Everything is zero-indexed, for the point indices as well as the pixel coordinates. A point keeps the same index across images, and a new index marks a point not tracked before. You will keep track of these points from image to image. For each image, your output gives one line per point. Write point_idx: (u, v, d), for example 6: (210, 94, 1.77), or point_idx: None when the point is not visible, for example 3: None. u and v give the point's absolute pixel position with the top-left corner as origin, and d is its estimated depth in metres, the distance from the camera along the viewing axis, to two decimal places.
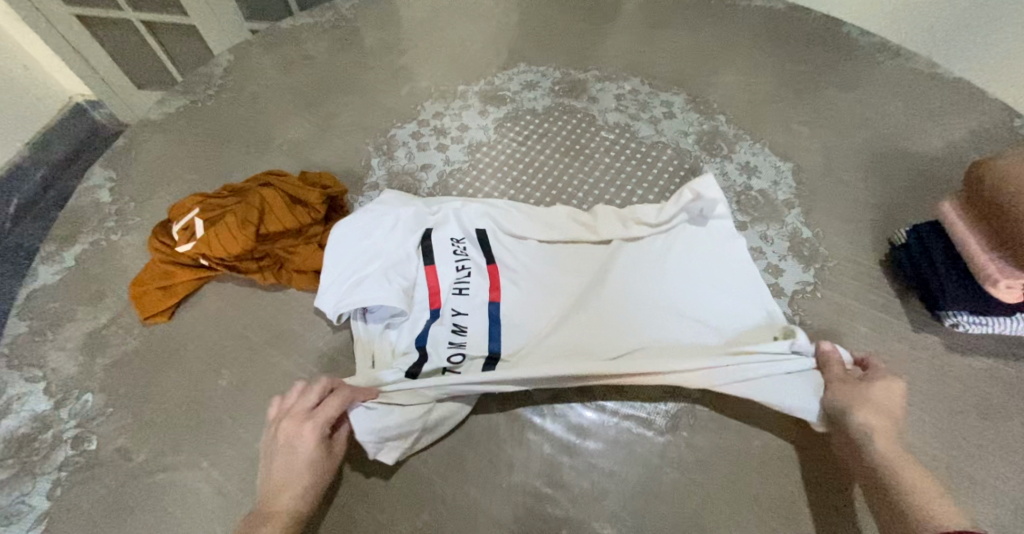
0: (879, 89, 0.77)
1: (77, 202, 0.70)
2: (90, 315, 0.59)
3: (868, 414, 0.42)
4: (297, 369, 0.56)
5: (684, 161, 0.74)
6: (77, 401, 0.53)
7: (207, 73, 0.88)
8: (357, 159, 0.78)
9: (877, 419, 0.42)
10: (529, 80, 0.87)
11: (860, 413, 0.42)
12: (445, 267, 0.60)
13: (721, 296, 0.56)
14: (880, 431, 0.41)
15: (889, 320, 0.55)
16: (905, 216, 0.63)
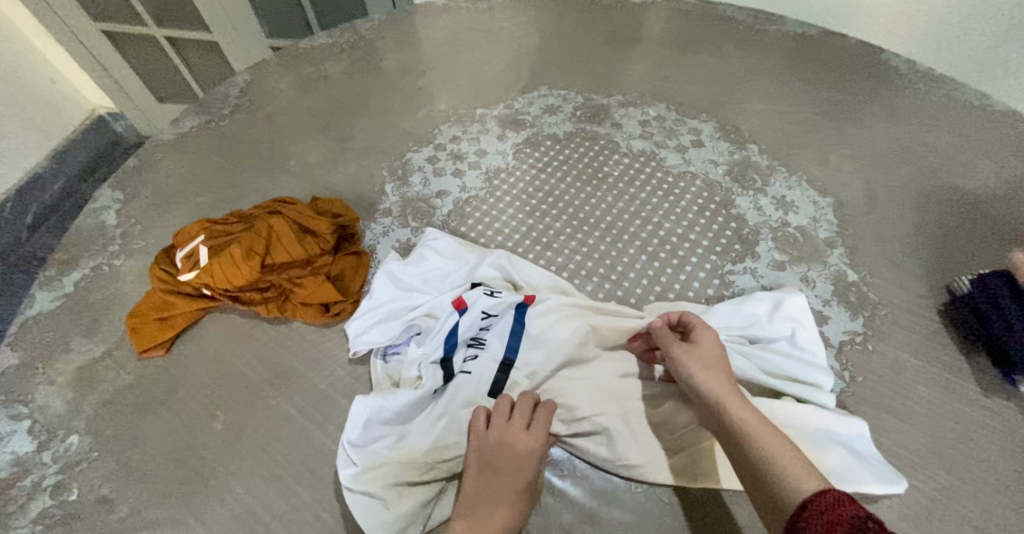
0: (925, 120, 0.72)
1: (82, 224, 0.68)
2: (86, 347, 0.57)
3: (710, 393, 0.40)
4: (296, 413, 0.52)
5: (714, 194, 0.70)
6: (61, 443, 0.49)
7: (223, 92, 0.87)
8: (371, 184, 0.75)
9: (710, 390, 0.40)
10: (550, 105, 0.84)
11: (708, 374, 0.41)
12: (471, 312, 0.54)
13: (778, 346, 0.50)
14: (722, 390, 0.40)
15: (951, 380, 0.49)
16: (962, 261, 0.58)
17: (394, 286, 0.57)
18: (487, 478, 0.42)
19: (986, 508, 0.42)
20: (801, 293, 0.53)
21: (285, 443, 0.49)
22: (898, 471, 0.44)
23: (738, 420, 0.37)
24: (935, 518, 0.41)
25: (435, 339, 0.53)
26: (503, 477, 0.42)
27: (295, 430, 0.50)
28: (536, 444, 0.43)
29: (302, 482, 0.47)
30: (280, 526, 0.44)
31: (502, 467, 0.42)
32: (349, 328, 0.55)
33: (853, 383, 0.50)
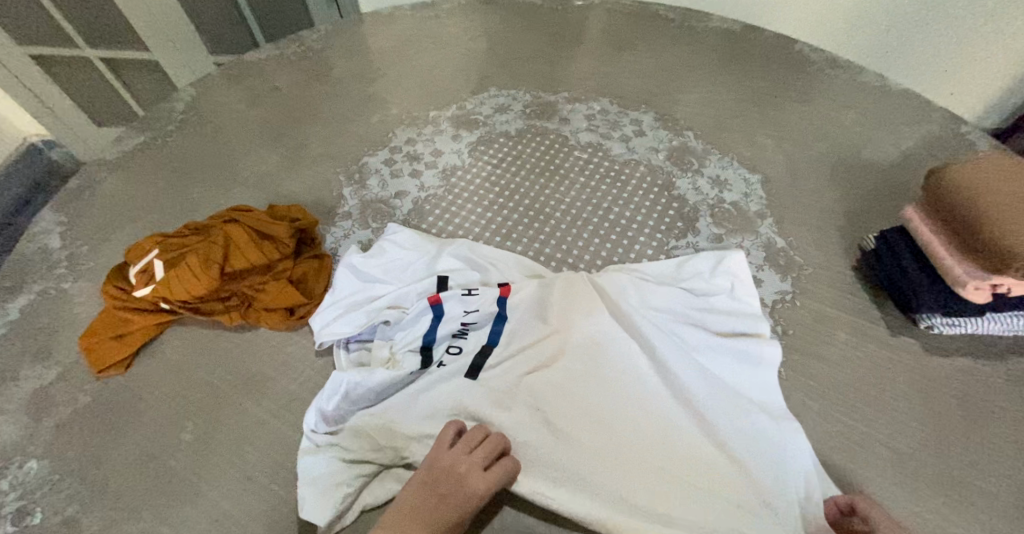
0: (837, 101, 0.79)
1: (23, 250, 0.66)
2: (37, 372, 0.55)
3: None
4: (268, 414, 0.52)
5: (657, 178, 0.75)
6: (19, 470, 0.48)
7: (168, 108, 0.86)
8: (328, 190, 0.76)
9: None
10: (499, 104, 0.87)
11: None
12: (452, 303, 0.56)
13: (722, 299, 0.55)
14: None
15: (867, 326, 0.55)
16: (871, 222, 0.65)
17: (358, 280, 0.59)
18: (424, 498, 0.41)
19: (897, 432, 0.48)
20: (740, 251, 0.59)
21: (259, 445, 0.50)
22: (826, 408, 0.50)
23: None
24: (854, 443, 0.47)
25: (407, 330, 0.56)
26: (448, 502, 0.41)
27: (267, 431, 0.51)
28: (486, 484, 0.42)
29: (280, 480, 0.48)
30: (260, 523, 0.45)
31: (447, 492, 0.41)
32: (314, 318, 0.56)
33: (786, 335, 0.55)
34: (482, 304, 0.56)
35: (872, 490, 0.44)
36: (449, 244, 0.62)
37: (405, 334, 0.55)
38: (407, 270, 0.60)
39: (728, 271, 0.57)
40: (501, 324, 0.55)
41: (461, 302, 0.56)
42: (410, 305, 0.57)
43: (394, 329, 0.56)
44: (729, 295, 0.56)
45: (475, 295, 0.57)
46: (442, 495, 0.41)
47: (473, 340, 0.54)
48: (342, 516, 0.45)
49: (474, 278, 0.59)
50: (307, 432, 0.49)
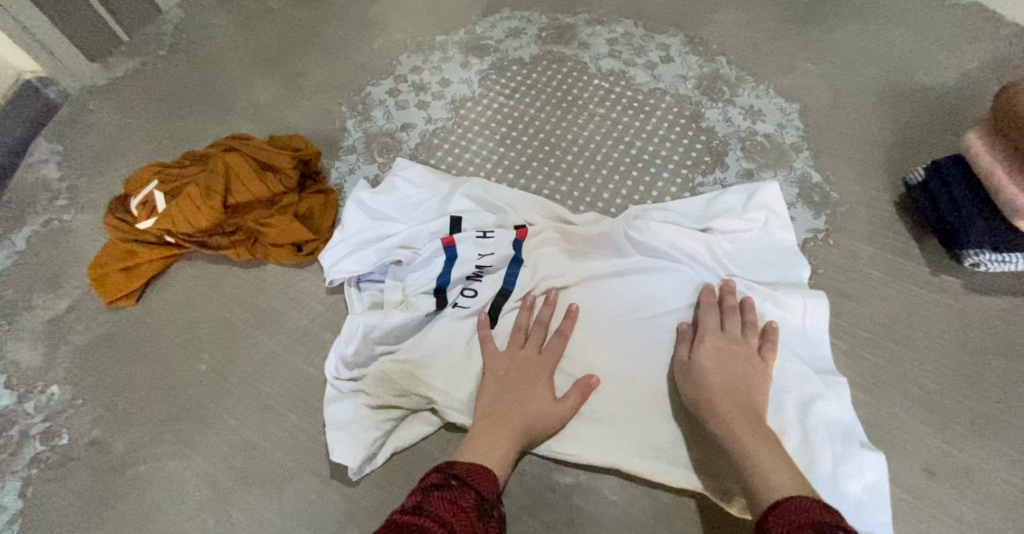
0: (890, 18, 0.71)
1: (22, 181, 0.64)
2: (48, 301, 0.54)
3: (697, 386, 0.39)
4: (280, 348, 0.52)
5: (684, 109, 0.69)
6: (41, 394, 0.49)
7: (156, 32, 0.80)
8: (331, 121, 0.72)
9: (714, 378, 0.38)
10: (513, 27, 0.80)
11: (706, 385, 0.38)
12: (466, 243, 0.54)
13: (751, 242, 0.52)
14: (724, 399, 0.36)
15: (905, 265, 0.52)
16: (919, 154, 0.60)
17: (368, 218, 0.57)
18: (506, 364, 0.44)
19: (930, 372, 0.46)
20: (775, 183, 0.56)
21: (273, 376, 0.50)
22: (852, 348, 0.48)
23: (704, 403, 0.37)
24: (880, 382, 0.46)
25: (419, 271, 0.54)
26: (523, 366, 0.43)
27: (280, 364, 0.51)
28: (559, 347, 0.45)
29: (296, 409, 0.48)
30: (280, 449, 0.46)
31: (519, 381, 0.42)
32: (324, 254, 0.55)
33: (816, 274, 0.53)
34: (498, 241, 0.54)
35: (896, 427, 0.43)
36: (462, 182, 0.59)
37: (417, 275, 0.53)
38: (420, 208, 0.58)
39: (757, 211, 0.53)
40: (515, 267, 0.52)
41: (476, 242, 0.54)
42: (421, 245, 0.54)
43: (406, 270, 0.54)
44: (758, 237, 0.52)
45: (491, 238, 0.54)
46: (521, 360, 0.44)
47: (488, 280, 0.52)
48: (375, 459, 0.44)
49: (490, 217, 0.56)
50: (330, 379, 0.48)
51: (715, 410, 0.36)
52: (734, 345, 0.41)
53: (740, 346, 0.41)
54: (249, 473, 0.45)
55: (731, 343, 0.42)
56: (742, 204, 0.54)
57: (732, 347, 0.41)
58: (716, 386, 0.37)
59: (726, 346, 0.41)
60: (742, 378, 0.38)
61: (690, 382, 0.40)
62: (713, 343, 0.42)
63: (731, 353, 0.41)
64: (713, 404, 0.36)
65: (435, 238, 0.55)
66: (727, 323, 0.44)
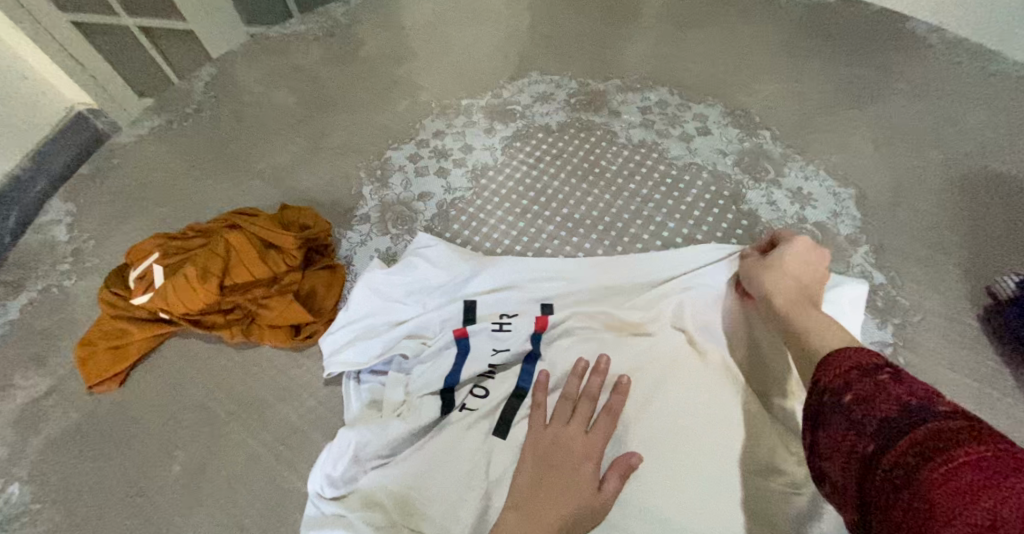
0: (958, 96, 0.65)
1: (32, 242, 0.63)
2: (31, 380, 0.51)
3: (771, 288, 0.41)
4: (264, 450, 0.47)
5: (722, 188, 0.63)
6: (2, 493, 0.45)
7: (186, 87, 0.80)
8: (348, 187, 0.69)
9: (782, 279, 0.41)
10: (541, 92, 0.77)
11: (774, 282, 0.41)
12: (480, 334, 0.48)
13: None
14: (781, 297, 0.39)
15: (991, 399, 0.44)
16: (1000, 257, 0.52)
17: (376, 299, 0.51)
18: (546, 446, 0.39)
19: None
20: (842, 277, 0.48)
21: (252, 486, 0.45)
22: None
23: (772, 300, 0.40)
24: None
25: (426, 365, 0.47)
26: (562, 452, 0.38)
27: (261, 471, 0.46)
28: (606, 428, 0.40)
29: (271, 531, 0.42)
30: None
31: (557, 465, 0.37)
32: (326, 339, 0.50)
33: None
34: (514, 335, 0.48)
35: None
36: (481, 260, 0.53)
37: (424, 369, 0.47)
38: (433, 290, 0.52)
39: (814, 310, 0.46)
40: (531, 365, 0.46)
41: (491, 333, 0.48)
42: (433, 334, 0.49)
43: (412, 362, 0.48)
44: None
45: (508, 331, 0.48)
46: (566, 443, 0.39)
47: (501, 378, 0.46)
48: None
49: (508, 305, 0.51)
50: (313, 494, 0.42)
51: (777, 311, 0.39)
52: (810, 261, 0.42)
53: (811, 262, 0.42)
54: None
55: (803, 259, 0.43)
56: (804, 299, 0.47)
57: (808, 261, 0.42)
58: (781, 288, 0.40)
59: (799, 259, 0.42)
60: (810, 284, 0.40)
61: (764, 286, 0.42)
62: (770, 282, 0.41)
63: (804, 263, 0.42)
64: (776, 306, 0.39)
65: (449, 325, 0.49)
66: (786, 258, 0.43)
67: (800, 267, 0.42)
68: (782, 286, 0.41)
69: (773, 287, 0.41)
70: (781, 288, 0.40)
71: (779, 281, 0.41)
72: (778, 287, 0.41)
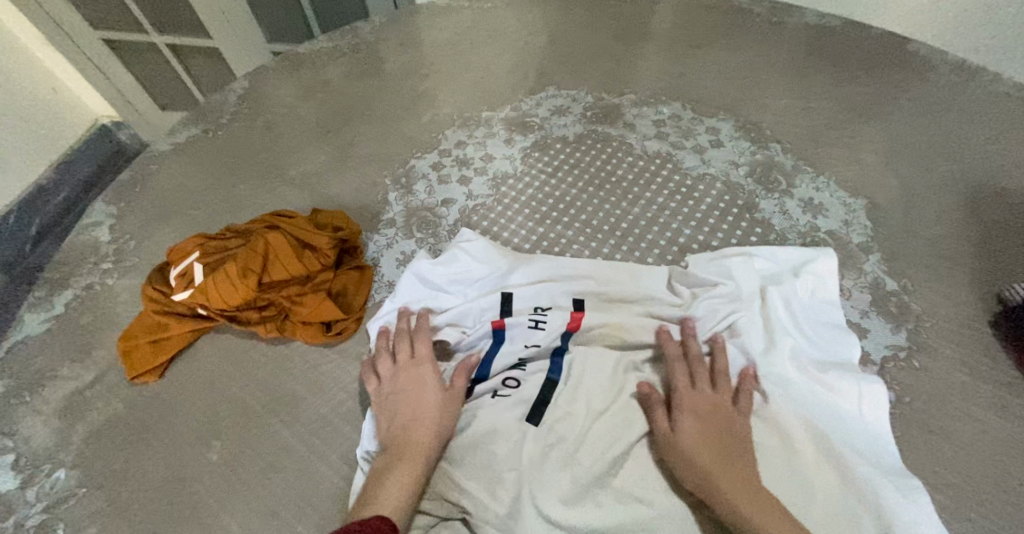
0: (961, 112, 0.67)
1: (74, 242, 0.66)
2: (75, 372, 0.54)
3: (676, 436, 0.40)
4: (297, 442, 0.48)
5: (736, 198, 0.65)
6: (46, 479, 0.47)
7: (220, 100, 0.84)
8: (374, 194, 0.72)
9: (686, 431, 0.40)
10: (559, 106, 0.80)
11: (675, 433, 0.40)
12: (516, 324, 0.51)
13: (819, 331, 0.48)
14: (694, 450, 0.39)
15: (1009, 401, 0.45)
16: (1010, 266, 0.54)
17: (422, 287, 0.56)
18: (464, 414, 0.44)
19: None
20: (835, 258, 0.52)
21: (286, 475, 0.46)
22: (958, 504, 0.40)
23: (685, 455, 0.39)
24: None
25: (465, 358, 0.51)
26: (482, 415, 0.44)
27: (294, 461, 0.47)
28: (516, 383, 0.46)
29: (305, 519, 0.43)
30: None
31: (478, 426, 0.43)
32: (374, 320, 0.54)
33: (901, 403, 0.46)
34: (547, 324, 0.50)
35: None
36: (520, 258, 0.57)
37: (460, 358, 0.52)
38: (475, 283, 0.55)
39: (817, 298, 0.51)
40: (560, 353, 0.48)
41: (526, 323, 0.51)
42: (472, 326, 0.53)
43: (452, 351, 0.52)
44: (820, 323, 0.49)
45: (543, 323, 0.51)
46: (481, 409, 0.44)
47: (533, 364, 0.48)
48: None
49: (545, 298, 0.53)
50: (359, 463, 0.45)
51: (702, 469, 0.38)
52: (708, 400, 0.43)
53: (724, 405, 0.43)
54: None
55: (702, 401, 0.43)
56: (812, 291, 0.51)
57: (704, 401, 0.43)
58: (705, 442, 0.39)
59: (705, 406, 0.42)
60: (722, 433, 0.40)
61: (663, 426, 0.42)
62: (685, 403, 0.43)
63: (713, 411, 0.42)
64: (706, 468, 0.37)
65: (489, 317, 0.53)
66: (696, 379, 0.45)
67: (680, 415, 0.42)
68: (686, 440, 0.40)
69: (681, 435, 0.40)
70: (691, 439, 0.39)
71: (682, 427, 0.40)
72: (690, 430, 0.40)
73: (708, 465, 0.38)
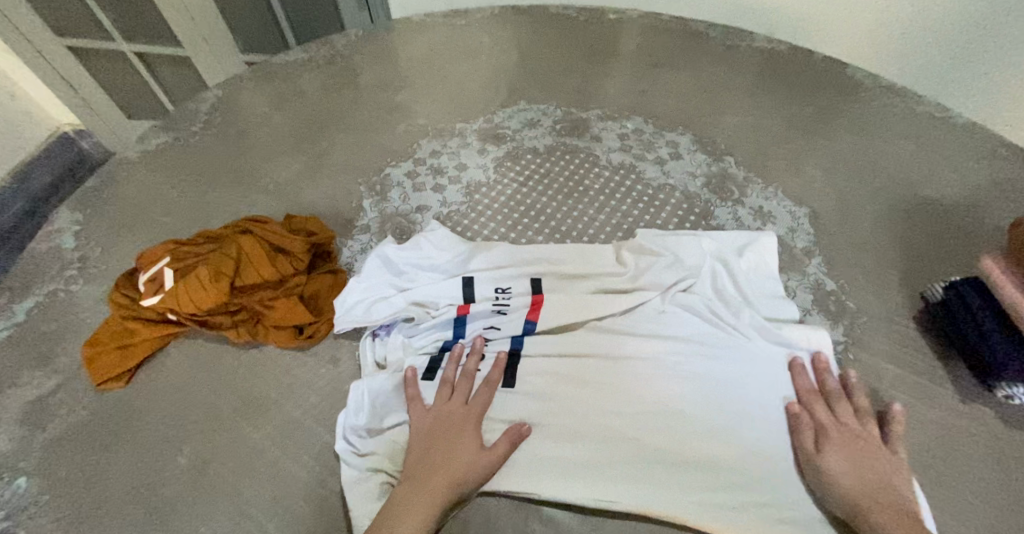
0: (892, 130, 0.74)
1: (38, 248, 0.65)
2: (38, 379, 0.53)
3: (833, 475, 0.41)
4: (269, 443, 0.49)
5: (694, 206, 0.70)
6: (7, 486, 0.46)
7: (193, 108, 0.85)
8: (348, 201, 0.73)
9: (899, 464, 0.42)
10: (529, 119, 0.83)
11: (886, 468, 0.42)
12: (481, 306, 0.56)
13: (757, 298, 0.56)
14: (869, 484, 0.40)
15: (932, 389, 0.50)
16: (934, 268, 0.59)
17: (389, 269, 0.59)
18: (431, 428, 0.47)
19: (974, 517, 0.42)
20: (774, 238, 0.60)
21: (257, 476, 0.47)
22: None
23: (847, 496, 0.39)
24: None
25: (429, 332, 0.56)
26: (445, 432, 0.46)
27: (266, 462, 0.48)
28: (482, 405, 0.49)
29: (277, 518, 0.44)
30: None
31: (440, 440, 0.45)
32: (338, 297, 0.56)
33: None
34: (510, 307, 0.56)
35: None
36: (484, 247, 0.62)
37: (425, 335, 0.56)
38: (441, 267, 0.60)
39: (753, 273, 0.58)
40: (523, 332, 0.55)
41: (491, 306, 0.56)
42: (436, 306, 0.57)
43: (416, 328, 0.56)
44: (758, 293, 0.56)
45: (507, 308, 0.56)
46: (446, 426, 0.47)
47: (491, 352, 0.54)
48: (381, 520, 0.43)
49: (506, 280, 0.59)
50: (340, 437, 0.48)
51: (859, 504, 0.39)
52: (857, 432, 0.44)
53: (860, 438, 0.44)
54: None
55: (861, 434, 0.44)
56: (756, 267, 0.58)
57: (860, 435, 0.44)
58: (855, 481, 0.40)
59: (850, 436, 0.44)
60: (876, 473, 0.41)
61: (818, 467, 0.42)
62: (841, 434, 0.44)
63: (854, 442, 0.43)
64: (860, 505, 0.39)
65: (451, 297, 0.57)
66: (841, 413, 0.46)
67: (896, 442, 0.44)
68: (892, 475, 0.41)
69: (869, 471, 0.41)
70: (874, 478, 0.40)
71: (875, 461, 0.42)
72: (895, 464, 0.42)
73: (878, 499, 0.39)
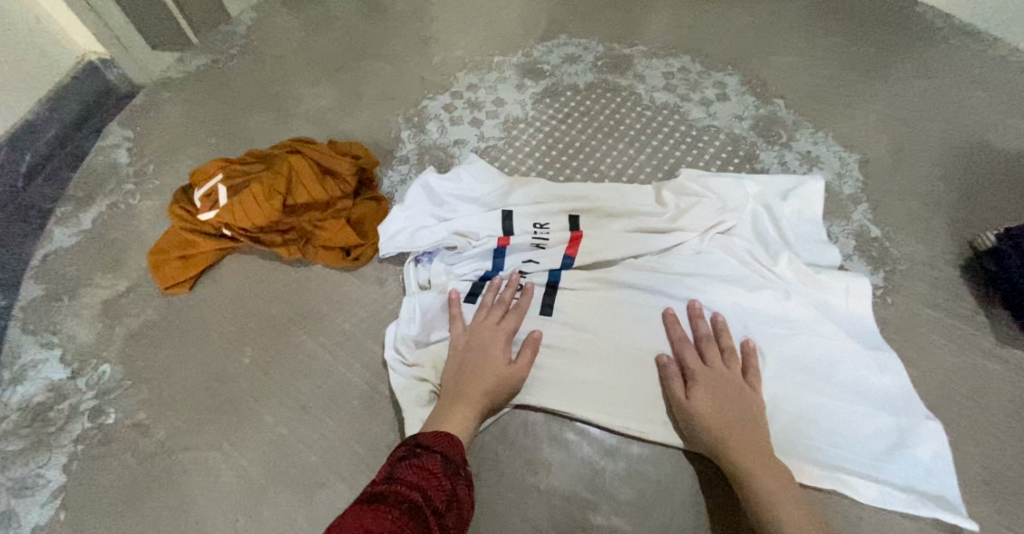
0: (958, 76, 0.70)
1: (95, 162, 0.67)
2: (109, 282, 0.57)
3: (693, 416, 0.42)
4: (322, 350, 0.52)
5: (738, 148, 0.68)
6: (93, 372, 0.51)
7: (230, 32, 0.84)
8: (387, 131, 0.73)
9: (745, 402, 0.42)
10: (570, 53, 0.81)
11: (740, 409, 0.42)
12: (521, 240, 0.56)
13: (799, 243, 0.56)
14: (721, 424, 0.40)
15: (966, 333, 0.50)
16: (985, 218, 0.58)
17: (430, 200, 0.60)
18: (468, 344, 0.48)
19: (992, 449, 0.44)
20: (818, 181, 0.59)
21: (313, 377, 0.50)
22: None
23: (712, 440, 0.40)
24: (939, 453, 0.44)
25: (470, 261, 0.56)
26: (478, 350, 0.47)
27: (320, 366, 0.51)
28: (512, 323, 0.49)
29: (333, 413, 0.48)
30: (312, 452, 0.46)
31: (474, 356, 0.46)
32: (382, 225, 0.57)
33: None
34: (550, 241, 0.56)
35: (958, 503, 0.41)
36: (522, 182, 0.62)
37: (466, 265, 0.56)
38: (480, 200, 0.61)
39: (796, 217, 0.58)
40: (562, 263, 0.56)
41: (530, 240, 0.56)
42: (476, 237, 0.57)
43: (457, 258, 0.56)
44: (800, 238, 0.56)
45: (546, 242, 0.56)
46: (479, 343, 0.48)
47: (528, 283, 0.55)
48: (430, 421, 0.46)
49: (546, 214, 0.59)
50: (389, 349, 0.51)
51: (721, 442, 0.39)
52: (722, 373, 0.44)
53: (726, 375, 0.44)
54: (280, 472, 0.45)
55: (720, 375, 0.44)
56: (799, 211, 0.58)
57: (720, 374, 0.44)
58: (717, 419, 0.41)
59: (719, 380, 0.44)
60: (740, 413, 0.41)
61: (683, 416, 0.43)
62: (713, 380, 0.44)
63: (722, 384, 0.43)
64: (723, 446, 0.39)
65: (492, 228, 0.57)
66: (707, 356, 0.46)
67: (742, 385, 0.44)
68: (733, 416, 0.41)
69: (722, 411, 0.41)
70: (715, 422, 0.41)
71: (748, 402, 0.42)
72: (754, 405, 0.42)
73: (734, 437, 0.39)
